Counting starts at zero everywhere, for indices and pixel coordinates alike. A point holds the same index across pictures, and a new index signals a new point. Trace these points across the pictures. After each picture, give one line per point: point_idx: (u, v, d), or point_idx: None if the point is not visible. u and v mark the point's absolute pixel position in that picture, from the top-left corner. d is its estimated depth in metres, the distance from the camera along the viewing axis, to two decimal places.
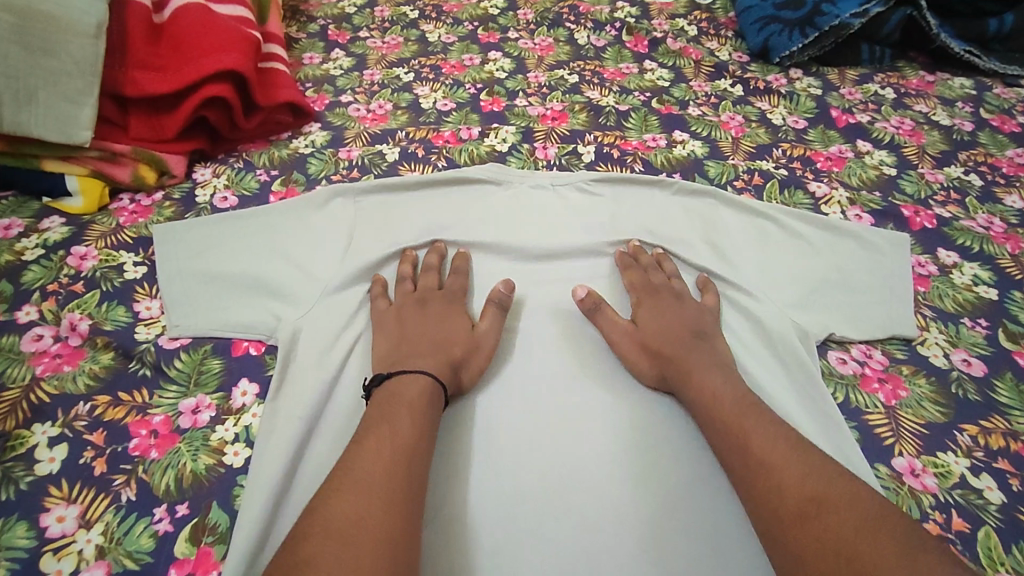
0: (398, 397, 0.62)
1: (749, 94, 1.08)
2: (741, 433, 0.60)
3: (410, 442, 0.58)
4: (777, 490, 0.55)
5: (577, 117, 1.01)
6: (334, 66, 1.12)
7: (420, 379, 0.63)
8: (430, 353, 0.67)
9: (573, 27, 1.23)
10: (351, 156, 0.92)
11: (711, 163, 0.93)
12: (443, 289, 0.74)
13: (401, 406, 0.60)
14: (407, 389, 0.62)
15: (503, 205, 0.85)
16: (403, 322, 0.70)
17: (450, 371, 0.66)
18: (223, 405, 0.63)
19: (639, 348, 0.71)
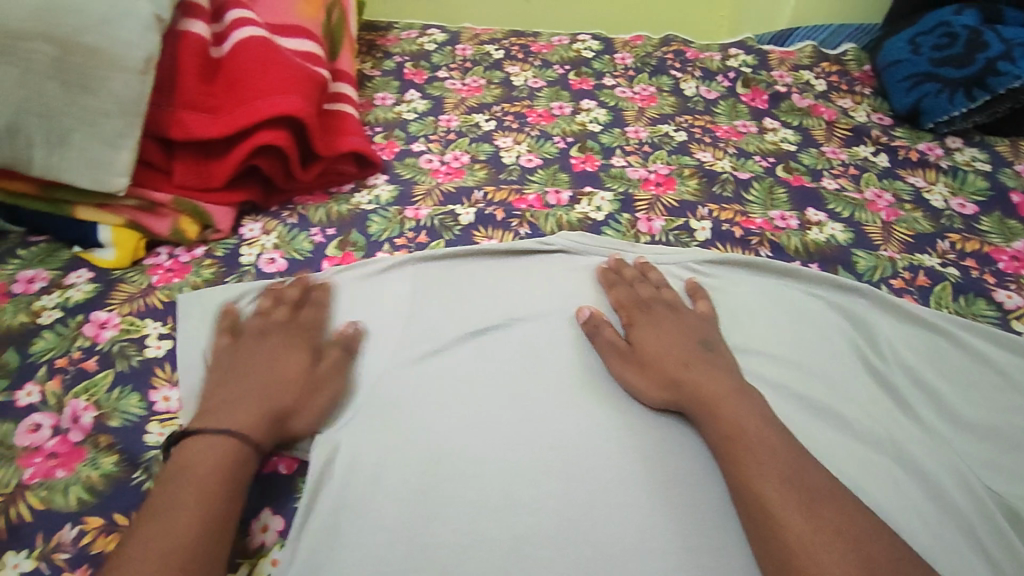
0: (191, 467, 0.49)
1: (897, 166, 0.89)
2: (741, 434, 0.53)
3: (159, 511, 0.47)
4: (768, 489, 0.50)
5: (687, 184, 0.85)
6: (408, 108, 1.01)
7: (220, 433, 0.52)
8: (253, 398, 0.55)
9: (680, 75, 1.08)
10: (420, 216, 0.79)
11: (861, 253, 0.74)
12: (293, 321, 0.63)
13: (186, 488, 0.48)
14: (202, 460, 0.50)
15: (579, 304, 0.69)
16: (230, 354, 0.59)
17: (272, 422, 0.54)
18: (241, 544, 0.51)
19: (648, 371, 0.61)
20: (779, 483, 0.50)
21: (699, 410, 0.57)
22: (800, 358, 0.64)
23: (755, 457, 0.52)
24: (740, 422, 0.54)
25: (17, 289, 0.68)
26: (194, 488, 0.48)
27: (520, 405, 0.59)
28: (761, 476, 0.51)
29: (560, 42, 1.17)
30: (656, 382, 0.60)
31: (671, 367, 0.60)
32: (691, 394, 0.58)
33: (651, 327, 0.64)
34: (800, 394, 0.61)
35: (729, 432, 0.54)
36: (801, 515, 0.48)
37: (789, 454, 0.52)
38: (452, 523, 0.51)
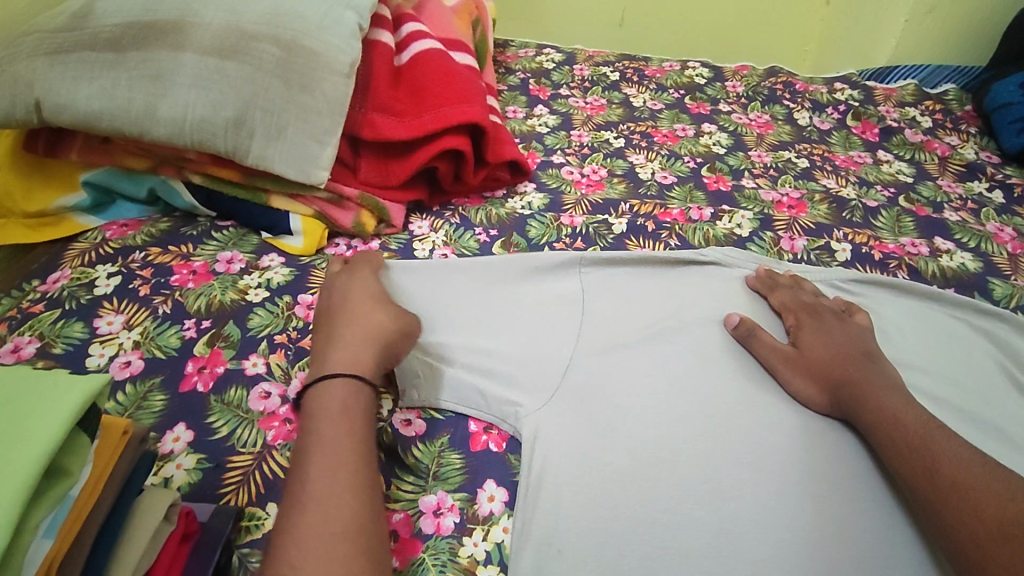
0: (324, 413, 0.53)
1: (1013, 202, 0.94)
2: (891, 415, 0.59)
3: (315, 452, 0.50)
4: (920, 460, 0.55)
5: (818, 208, 0.90)
6: (539, 123, 1.07)
7: (340, 374, 0.56)
8: (358, 339, 0.59)
9: (791, 105, 1.14)
10: (574, 223, 0.84)
11: (996, 281, 0.79)
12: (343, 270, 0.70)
13: (325, 429, 0.51)
14: (333, 402, 0.53)
15: (728, 311, 0.73)
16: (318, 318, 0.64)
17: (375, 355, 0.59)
18: (469, 510, 0.57)
19: (812, 373, 0.65)
20: (908, 456, 0.56)
21: (844, 407, 0.62)
22: (959, 375, 0.68)
23: (902, 433, 0.58)
24: (882, 409, 0.60)
25: (219, 268, 0.73)
26: (320, 433, 0.51)
27: (707, 404, 0.63)
28: (893, 450, 0.57)
29: (671, 68, 1.24)
30: (818, 384, 0.64)
31: (832, 370, 0.64)
32: (842, 397, 0.63)
33: (815, 333, 0.68)
34: (966, 407, 0.65)
35: (872, 411, 0.60)
36: (942, 473, 0.54)
37: (918, 428, 0.58)
38: (660, 502, 0.56)
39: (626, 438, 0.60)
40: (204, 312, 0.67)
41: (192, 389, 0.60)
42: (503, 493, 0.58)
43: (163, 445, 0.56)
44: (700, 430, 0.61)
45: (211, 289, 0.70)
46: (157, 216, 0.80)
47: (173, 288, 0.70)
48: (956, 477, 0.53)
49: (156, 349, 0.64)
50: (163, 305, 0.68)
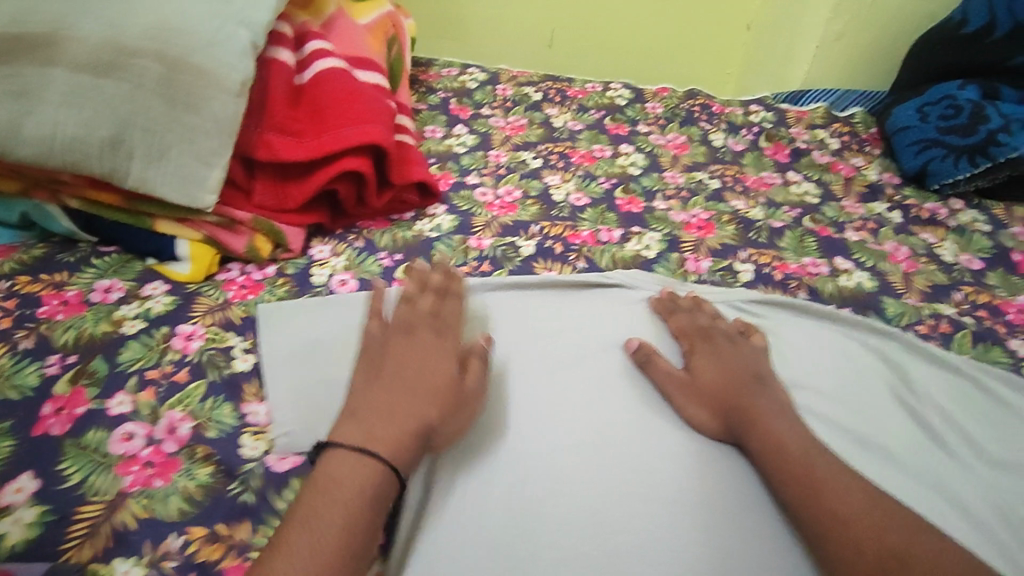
0: (340, 486, 0.51)
1: (910, 222, 0.97)
2: (775, 443, 0.59)
3: (343, 522, 0.49)
4: (807, 489, 0.56)
5: (726, 229, 0.91)
6: (456, 142, 1.06)
7: (374, 452, 0.53)
8: (404, 414, 0.56)
9: (707, 127, 1.16)
10: (482, 246, 0.83)
11: (889, 300, 0.82)
12: (434, 317, 0.66)
13: (334, 507, 0.49)
14: (351, 479, 0.51)
15: (628, 337, 0.73)
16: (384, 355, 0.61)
17: (421, 439, 0.56)
18: None
19: (704, 399, 0.65)
20: (793, 485, 0.57)
21: (733, 430, 0.63)
22: (846, 396, 0.69)
23: (786, 462, 0.58)
24: (769, 436, 0.60)
25: (93, 298, 0.68)
26: (335, 501, 0.50)
27: (599, 433, 0.62)
28: (778, 477, 0.58)
29: (594, 89, 1.25)
30: (710, 411, 0.64)
31: (724, 395, 0.64)
32: (731, 420, 0.63)
33: (709, 358, 0.68)
34: (848, 428, 0.65)
35: (760, 439, 0.60)
36: (827, 501, 0.55)
37: (801, 456, 0.58)
38: (543, 539, 0.55)
39: (514, 471, 0.59)
40: (71, 347, 0.62)
41: (46, 432, 0.55)
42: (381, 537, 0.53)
43: (2, 497, 0.51)
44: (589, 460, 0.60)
45: (82, 322, 0.65)
46: (32, 242, 0.75)
47: (38, 321, 0.65)
48: (838, 508, 0.54)
49: (9, 388, 0.58)
50: (25, 340, 0.63)
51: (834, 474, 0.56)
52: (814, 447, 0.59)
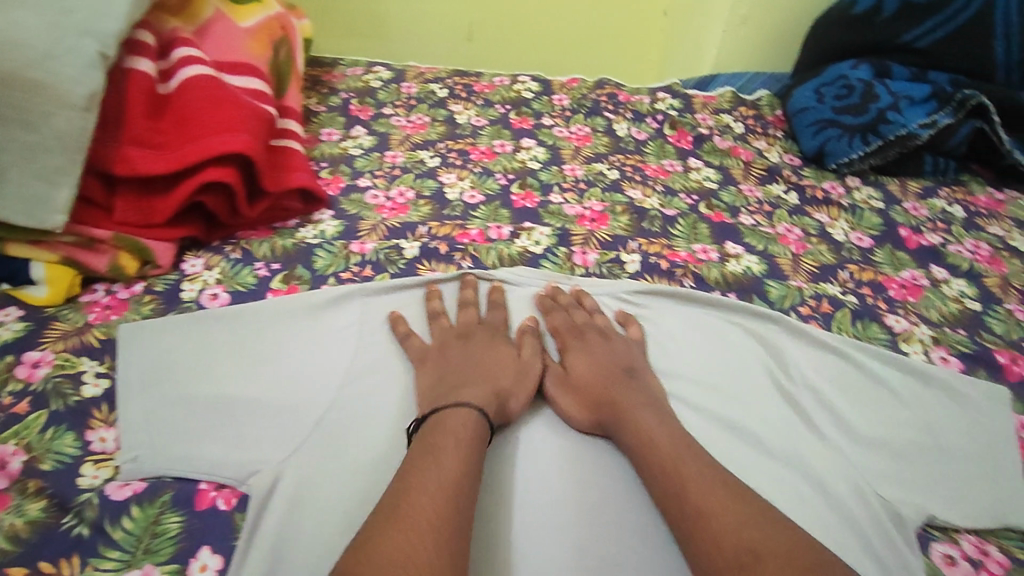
0: (445, 436, 0.58)
1: (805, 203, 0.98)
2: (647, 438, 0.60)
3: (453, 473, 0.55)
4: (676, 483, 0.55)
5: (619, 220, 0.91)
6: (353, 144, 1.04)
7: (464, 406, 0.61)
8: (476, 382, 0.64)
9: (612, 117, 1.16)
10: (364, 250, 0.82)
11: (773, 283, 0.82)
12: (484, 323, 0.72)
13: (448, 455, 0.56)
14: (451, 433, 0.58)
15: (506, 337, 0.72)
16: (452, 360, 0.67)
17: (498, 399, 0.63)
18: None
19: (577, 397, 0.65)
20: (659, 478, 0.57)
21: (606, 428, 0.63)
22: (722, 382, 0.69)
23: (655, 458, 0.58)
24: (638, 430, 0.60)
25: None
26: (426, 475, 0.54)
27: None
28: (648, 469, 0.58)
29: (501, 83, 1.24)
30: (583, 408, 0.65)
31: (594, 390, 0.65)
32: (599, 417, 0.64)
33: (583, 354, 0.69)
34: (720, 416, 0.66)
35: (632, 435, 0.60)
36: (694, 493, 0.54)
37: (669, 450, 0.58)
38: None
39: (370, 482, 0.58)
40: None
41: None
42: (219, 561, 0.52)
43: None
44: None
45: None
46: None
47: None
48: (700, 502, 0.53)
49: None
50: None
51: (699, 464, 0.56)
52: (683, 440, 0.60)
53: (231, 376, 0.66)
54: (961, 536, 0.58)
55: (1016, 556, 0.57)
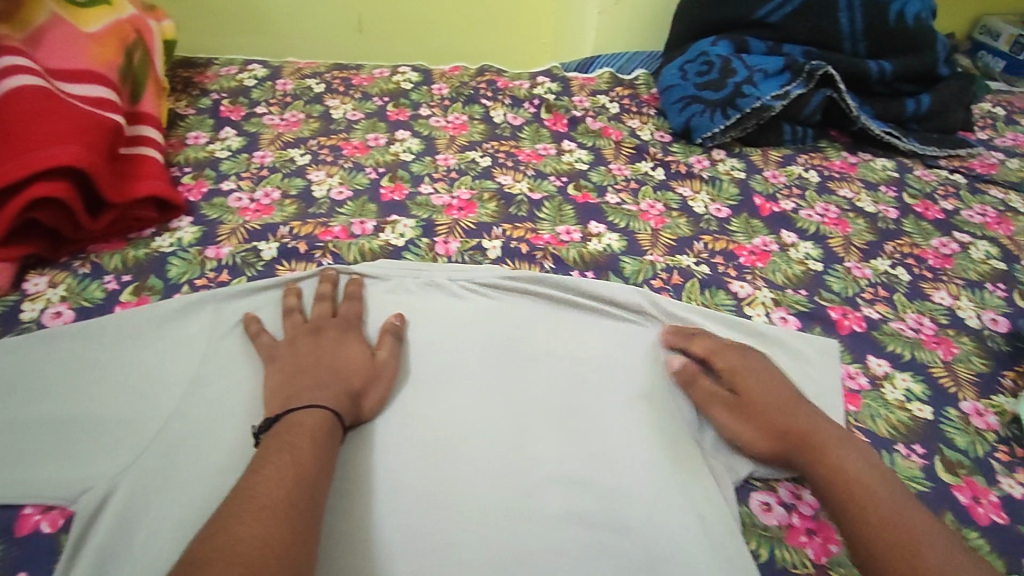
0: (297, 428, 0.58)
1: (670, 178, 1.02)
2: (827, 465, 0.58)
3: (307, 463, 0.56)
4: (867, 510, 0.54)
5: (486, 207, 0.92)
6: (220, 147, 1.02)
7: (315, 407, 0.61)
8: (325, 382, 0.64)
9: (490, 104, 1.17)
10: (220, 255, 0.81)
11: (628, 259, 0.85)
12: (338, 318, 0.72)
13: (299, 444, 0.57)
14: (304, 427, 0.59)
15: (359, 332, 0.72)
16: (302, 357, 0.67)
17: (350, 400, 0.64)
18: None
19: (755, 424, 0.63)
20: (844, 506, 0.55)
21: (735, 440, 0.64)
22: (576, 359, 0.71)
23: (839, 483, 0.57)
24: (825, 459, 0.58)
25: None
26: (280, 465, 0.54)
27: None
28: (832, 496, 0.57)
29: (380, 75, 1.24)
30: (757, 434, 0.63)
31: (775, 416, 0.63)
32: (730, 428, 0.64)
33: (751, 377, 0.66)
34: (569, 394, 0.68)
35: (824, 460, 0.58)
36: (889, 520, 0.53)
37: (860, 477, 0.56)
38: None
39: (206, 488, 0.58)
40: None
41: None
42: None
43: None
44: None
45: None
46: None
47: None
48: (892, 530, 0.52)
49: None
50: None
51: (891, 494, 0.55)
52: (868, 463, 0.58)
53: (70, 393, 0.65)
54: (780, 483, 0.62)
55: None
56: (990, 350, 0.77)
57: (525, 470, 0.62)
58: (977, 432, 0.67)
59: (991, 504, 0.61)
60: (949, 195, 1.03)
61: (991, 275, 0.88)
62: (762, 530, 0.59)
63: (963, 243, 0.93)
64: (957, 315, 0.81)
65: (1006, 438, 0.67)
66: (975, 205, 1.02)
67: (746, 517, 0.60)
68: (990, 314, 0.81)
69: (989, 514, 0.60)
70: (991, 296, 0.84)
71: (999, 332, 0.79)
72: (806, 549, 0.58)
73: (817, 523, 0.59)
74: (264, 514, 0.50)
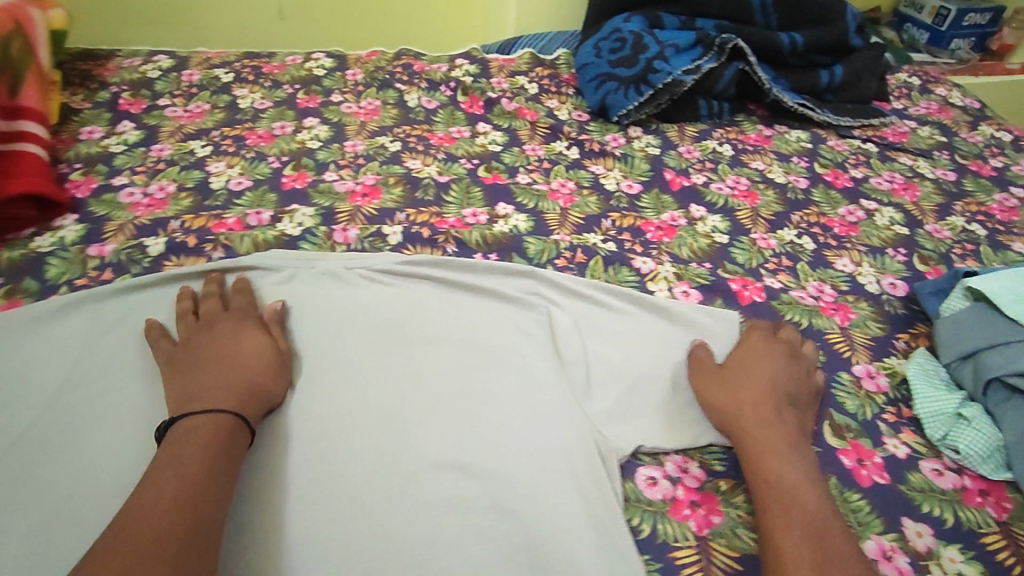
0: (197, 433, 0.55)
1: (583, 156, 1.01)
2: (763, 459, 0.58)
3: (209, 464, 0.53)
4: (788, 509, 0.54)
5: (391, 192, 0.90)
6: (115, 141, 0.98)
7: (222, 409, 0.57)
8: (226, 380, 0.60)
9: (404, 88, 1.14)
10: (104, 253, 0.78)
11: (532, 239, 0.83)
12: (229, 310, 0.69)
13: (199, 446, 0.54)
14: (207, 427, 0.55)
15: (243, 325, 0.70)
16: (195, 352, 0.64)
17: (258, 401, 0.60)
18: None
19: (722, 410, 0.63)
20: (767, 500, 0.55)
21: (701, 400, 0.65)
22: (471, 343, 0.70)
23: (768, 480, 0.56)
24: (766, 454, 0.58)
25: None
26: (177, 471, 0.51)
27: None
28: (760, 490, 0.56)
29: (293, 62, 1.20)
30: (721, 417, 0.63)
31: (743, 403, 0.62)
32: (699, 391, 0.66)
33: (741, 363, 0.66)
34: (461, 381, 0.66)
35: (763, 456, 0.58)
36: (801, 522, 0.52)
37: (791, 480, 0.56)
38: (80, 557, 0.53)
39: (68, 497, 0.56)
40: None
41: None
42: None
43: None
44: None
45: None
46: None
47: None
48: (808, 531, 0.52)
49: None
50: None
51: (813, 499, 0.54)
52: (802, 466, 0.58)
53: None
54: (668, 457, 0.63)
55: (713, 468, 0.62)
56: (887, 315, 0.77)
57: (408, 459, 0.60)
58: (867, 395, 0.68)
59: (875, 465, 0.62)
60: (859, 163, 1.04)
61: (893, 240, 0.89)
62: (646, 505, 0.59)
63: (869, 210, 0.94)
64: (857, 281, 0.82)
65: (895, 399, 0.68)
66: (885, 172, 1.03)
67: (631, 493, 0.60)
68: (889, 279, 0.82)
69: (872, 475, 0.61)
70: (891, 261, 0.85)
71: (897, 296, 0.80)
72: (689, 522, 0.58)
73: (701, 495, 0.60)
74: (160, 525, 0.47)
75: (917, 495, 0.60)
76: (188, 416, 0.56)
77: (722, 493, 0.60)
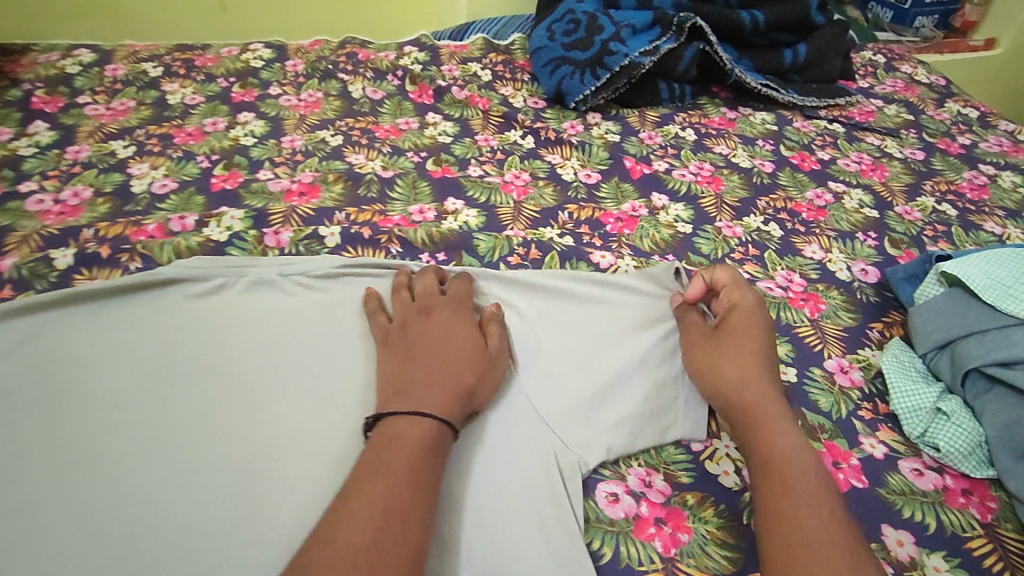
0: (396, 442, 0.49)
1: (539, 146, 0.95)
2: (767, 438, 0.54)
3: (411, 486, 0.46)
4: (788, 492, 0.49)
5: (331, 190, 0.83)
6: (26, 143, 0.89)
7: (428, 413, 0.51)
8: (456, 374, 0.55)
9: (348, 78, 1.07)
10: (3, 267, 0.70)
11: (482, 236, 0.77)
12: (446, 296, 0.64)
13: (404, 462, 0.48)
14: (410, 437, 0.49)
15: (158, 345, 0.62)
16: (416, 336, 0.59)
17: (465, 402, 0.54)
18: None
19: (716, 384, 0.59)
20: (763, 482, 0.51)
21: (696, 370, 0.61)
22: None
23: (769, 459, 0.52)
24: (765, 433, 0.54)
25: None
26: (392, 493, 0.45)
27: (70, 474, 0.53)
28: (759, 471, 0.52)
29: (228, 53, 1.12)
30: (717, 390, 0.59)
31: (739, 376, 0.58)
32: (695, 361, 0.62)
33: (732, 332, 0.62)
34: None
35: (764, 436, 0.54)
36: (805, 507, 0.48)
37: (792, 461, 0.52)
38: None
39: None
40: None
41: None
42: None
43: None
44: (48, 516, 0.50)
45: None
46: None
47: None
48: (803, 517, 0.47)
49: None
50: None
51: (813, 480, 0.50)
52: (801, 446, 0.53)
53: None
54: (630, 470, 0.57)
55: (679, 480, 0.57)
56: (859, 303, 0.73)
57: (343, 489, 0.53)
58: (841, 391, 0.64)
59: (851, 468, 0.57)
60: (826, 145, 1.00)
61: (863, 224, 0.85)
62: (608, 525, 0.53)
63: (837, 193, 0.90)
64: (828, 269, 0.77)
65: (870, 394, 0.64)
66: (852, 153, 0.99)
67: (591, 513, 0.54)
68: (860, 265, 0.78)
69: (849, 479, 0.56)
70: (862, 246, 0.81)
71: (869, 283, 0.76)
72: (655, 542, 0.53)
73: (667, 511, 0.54)
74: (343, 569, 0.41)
75: (897, 499, 0.55)
76: (395, 419, 0.51)
77: (690, 508, 0.55)
